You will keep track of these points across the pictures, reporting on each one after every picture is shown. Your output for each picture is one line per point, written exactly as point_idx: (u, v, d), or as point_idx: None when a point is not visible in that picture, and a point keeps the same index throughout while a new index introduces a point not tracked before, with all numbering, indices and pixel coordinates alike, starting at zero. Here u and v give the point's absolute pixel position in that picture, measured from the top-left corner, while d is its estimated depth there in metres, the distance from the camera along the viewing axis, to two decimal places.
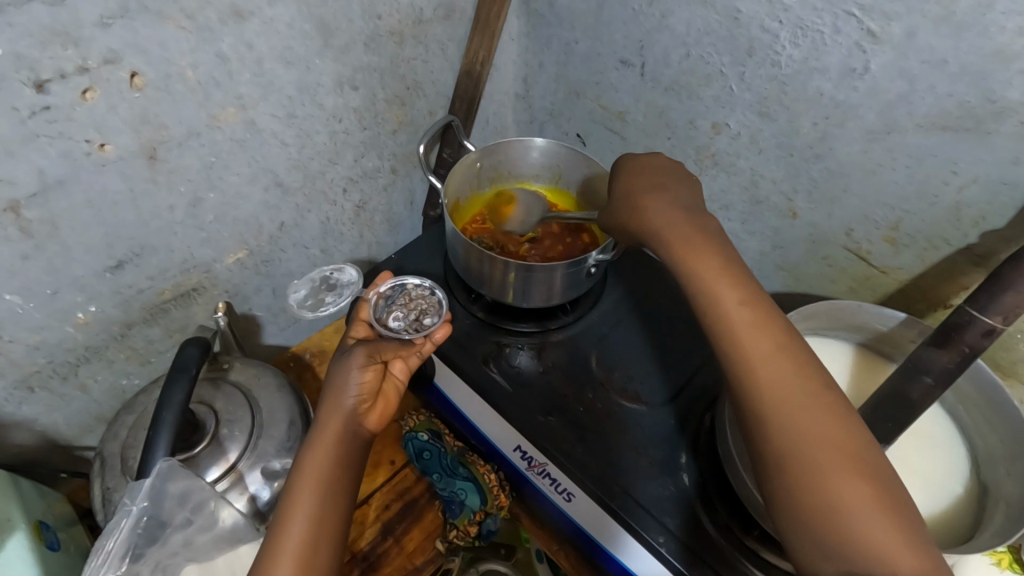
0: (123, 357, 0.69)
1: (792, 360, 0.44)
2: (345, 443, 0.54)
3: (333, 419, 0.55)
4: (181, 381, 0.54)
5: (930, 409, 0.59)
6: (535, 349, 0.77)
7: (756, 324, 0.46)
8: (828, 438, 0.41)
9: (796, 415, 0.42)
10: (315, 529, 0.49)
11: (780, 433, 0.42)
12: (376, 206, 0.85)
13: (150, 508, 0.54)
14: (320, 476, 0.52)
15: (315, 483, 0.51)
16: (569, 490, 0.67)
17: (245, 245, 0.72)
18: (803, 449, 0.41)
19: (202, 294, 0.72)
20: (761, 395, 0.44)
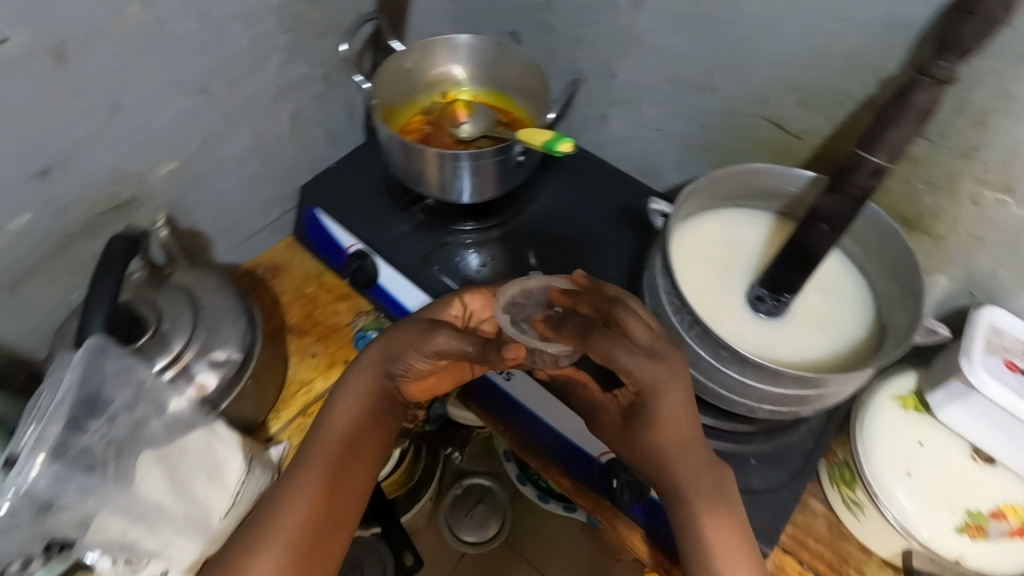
0: (71, 271, 0.71)
1: (712, 486, 0.55)
2: (356, 446, 0.60)
3: (360, 400, 0.62)
4: (113, 272, 0.57)
5: (829, 257, 0.63)
6: (477, 246, 0.80)
7: (701, 471, 0.54)
8: (734, 554, 0.53)
9: (722, 534, 0.53)
10: (305, 525, 0.56)
11: (702, 542, 0.53)
12: (313, 117, 0.85)
13: (88, 376, 0.54)
14: (306, 513, 0.56)
15: (318, 484, 0.57)
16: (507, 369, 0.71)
17: (176, 156, 0.73)
18: (714, 519, 0.54)
19: (139, 205, 0.73)
20: (703, 459, 0.54)
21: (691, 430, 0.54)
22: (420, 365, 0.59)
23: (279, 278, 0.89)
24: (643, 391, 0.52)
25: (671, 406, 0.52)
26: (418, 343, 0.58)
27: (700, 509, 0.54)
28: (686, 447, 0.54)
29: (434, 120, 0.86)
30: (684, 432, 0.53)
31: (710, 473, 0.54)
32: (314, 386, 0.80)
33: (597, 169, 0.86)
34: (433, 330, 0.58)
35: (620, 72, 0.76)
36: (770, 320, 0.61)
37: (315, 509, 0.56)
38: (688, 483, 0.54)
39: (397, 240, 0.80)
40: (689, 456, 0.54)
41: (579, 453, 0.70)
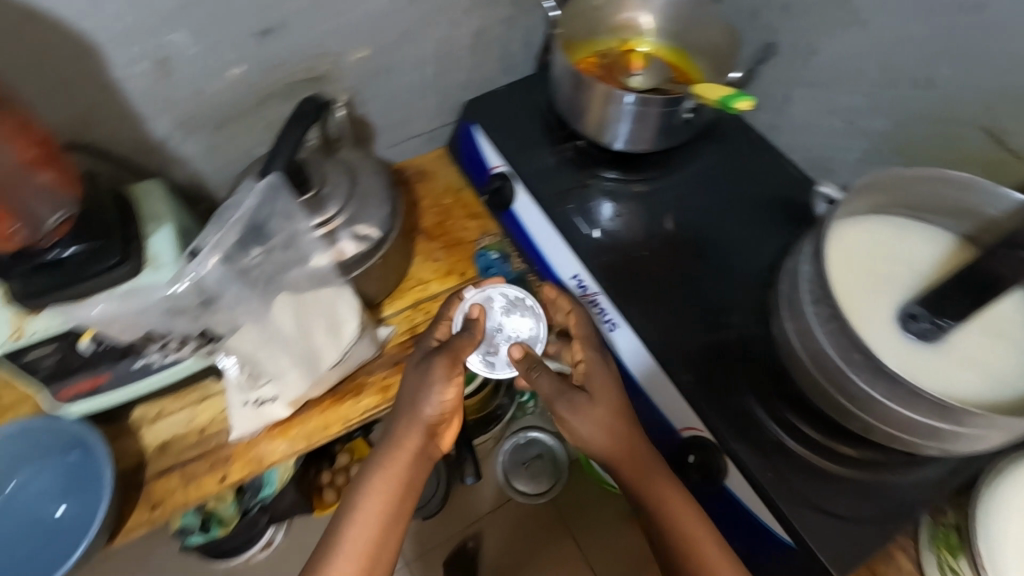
0: (261, 127, 0.81)
1: (676, 497, 0.58)
2: (398, 489, 0.61)
3: (407, 454, 0.62)
4: (301, 126, 0.63)
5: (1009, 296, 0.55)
6: (615, 196, 0.80)
7: (688, 520, 0.57)
8: None
9: None
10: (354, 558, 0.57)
11: None
12: (494, 38, 0.88)
13: (262, 207, 0.59)
14: (370, 538, 0.58)
15: (364, 552, 0.57)
16: (613, 320, 0.71)
17: (369, 45, 0.79)
18: (690, 531, 0.56)
19: (329, 82, 0.81)
20: (661, 492, 0.58)
21: (638, 444, 0.59)
22: (431, 406, 0.64)
23: (424, 183, 0.94)
24: (611, 459, 0.59)
25: (615, 421, 0.59)
26: (423, 388, 0.64)
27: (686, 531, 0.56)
28: (641, 461, 0.59)
29: (606, 62, 0.84)
30: (636, 446, 0.60)
31: (658, 468, 0.59)
32: (429, 286, 0.85)
33: (761, 151, 0.82)
34: (437, 367, 0.64)
35: (822, 49, 0.71)
36: (919, 344, 0.55)
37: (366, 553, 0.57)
38: (656, 501, 0.58)
39: (542, 171, 0.82)
40: (643, 452, 0.59)
41: (660, 422, 0.68)
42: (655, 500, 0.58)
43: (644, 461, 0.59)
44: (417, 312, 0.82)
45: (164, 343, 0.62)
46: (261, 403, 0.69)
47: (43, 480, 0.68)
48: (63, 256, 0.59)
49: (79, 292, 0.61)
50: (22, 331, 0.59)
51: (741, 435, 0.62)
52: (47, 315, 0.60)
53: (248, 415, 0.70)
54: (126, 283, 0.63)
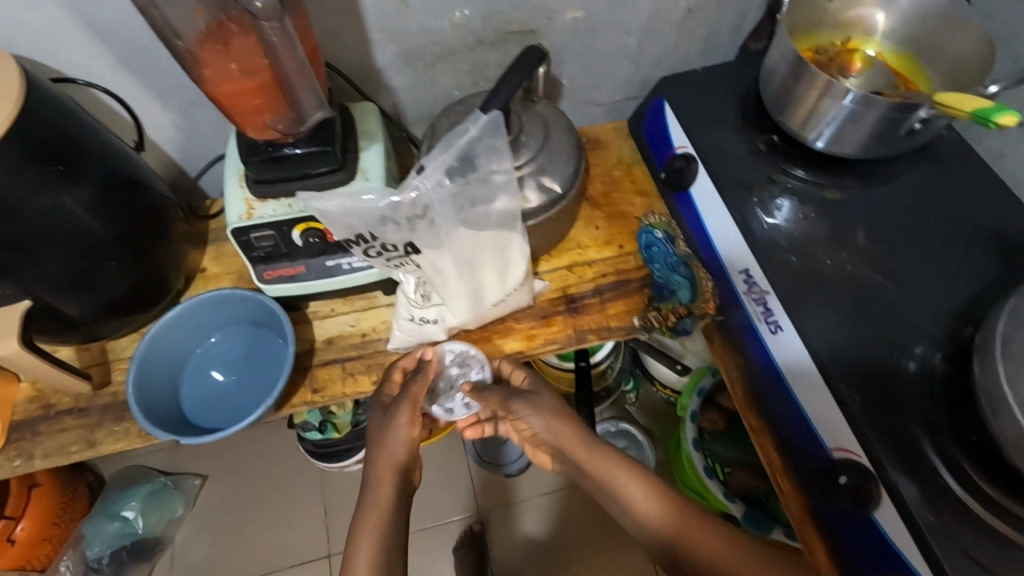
0: (465, 70, 0.85)
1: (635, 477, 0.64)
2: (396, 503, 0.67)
3: (390, 463, 0.69)
4: (521, 73, 0.66)
5: None
6: (802, 198, 0.76)
7: (688, 525, 0.59)
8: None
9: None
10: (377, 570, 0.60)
11: None
12: (705, 17, 0.87)
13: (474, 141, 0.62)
14: (376, 533, 0.63)
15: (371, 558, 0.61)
16: (778, 322, 0.69)
17: (584, 6, 0.80)
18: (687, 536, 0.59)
19: (537, 38, 0.83)
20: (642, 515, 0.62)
21: (608, 463, 0.67)
22: (399, 452, 0.69)
23: (596, 151, 0.96)
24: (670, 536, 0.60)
25: (576, 451, 0.69)
26: (388, 419, 0.70)
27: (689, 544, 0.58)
28: (606, 466, 0.66)
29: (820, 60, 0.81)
30: (607, 462, 0.67)
31: (624, 470, 0.65)
32: (586, 251, 0.86)
33: (981, 179, 0.75)
34: (399, 441, 0.69)
35: None
36: None
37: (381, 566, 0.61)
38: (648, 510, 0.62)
39: (730, 159, 0.79)
40: (559, 428, 0.71)
41: (808, 436, 0.66)
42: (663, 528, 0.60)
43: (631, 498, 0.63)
44: (570, 274, 0.84)
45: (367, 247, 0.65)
46: (424, 323, 0.74)
47: (234, 342, 0.79)
48: (298, 151, 0.67)
49: (302, 188, 0.69)
50: (253, 213, 0.68)
51: (903, 466, 0.59)
52: (276, 203, 0.69)
53: (410, 330, 0.75)
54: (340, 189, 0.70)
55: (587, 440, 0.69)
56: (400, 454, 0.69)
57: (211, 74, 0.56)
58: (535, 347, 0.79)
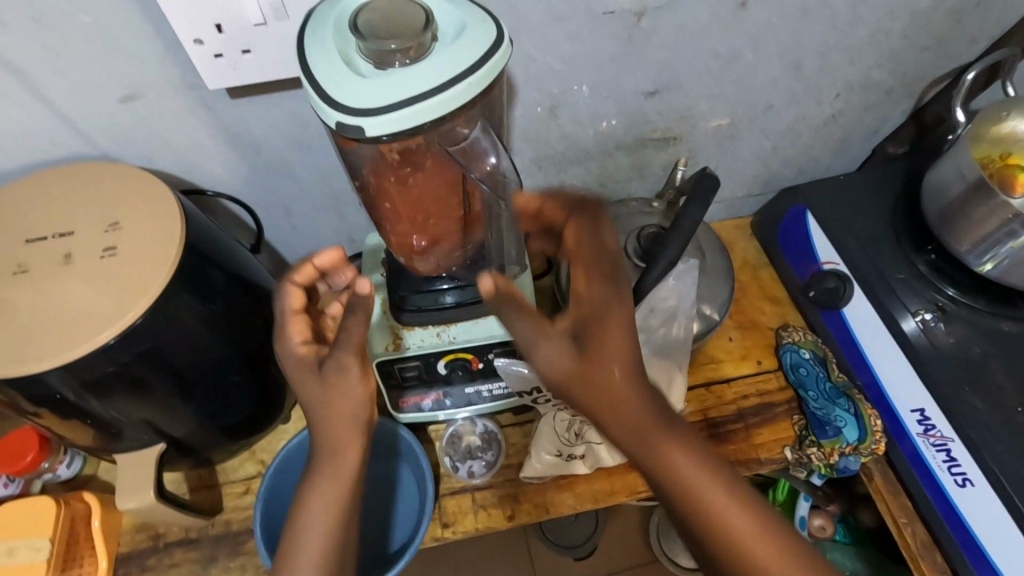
0: (596, 172, 0.81)
1: (601, 310, 0.45)
2: (349, 510, 0.52)
3: (353, 443, 0.52)
4: (700, 203, 0.60)
5: None
6: (974, 330, 0.70)
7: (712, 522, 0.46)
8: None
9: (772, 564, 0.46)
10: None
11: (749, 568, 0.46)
12: (848, 122, 0.82)
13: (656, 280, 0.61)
14: (334, 509, 0.51)
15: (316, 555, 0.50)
16: (967, 476, 0.64)
17: (732, 114, 0.76)
18: (695, 490, 0.46)
19: (675, 143, 0.79)
20: (666, 469, 0.46)
21: (541, 335, 0.44)
22: (357, 420, 0.52)
23: None
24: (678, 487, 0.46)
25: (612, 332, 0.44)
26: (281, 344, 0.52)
27: (691, 503, 0.46)
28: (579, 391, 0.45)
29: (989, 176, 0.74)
30: (606, 398, 0.44)
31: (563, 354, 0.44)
32: (721, 367, 0.81)
33: None
34: (292, 363, 0.51)
35: None
36: None
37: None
38: (670, 480, 0.46)
39: (888, 282, 0.74)
40: (564, 363, 0.44)
41: None
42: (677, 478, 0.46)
43: (671, 459, 0.46)
44: (709, 394, 0.79)
45: None
46: (571, 458, 0.68)
47: None
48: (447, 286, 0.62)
49: (453, 317, 0.63)
50: (400, 344, 0.63)
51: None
52: (423, 331, 0.63)
53: (550, 466, 0.68)
54: (491, 316, 0.64)
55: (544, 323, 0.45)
56: (350, 417, 0.51)
57: (398, 226, 0.52)
58: None
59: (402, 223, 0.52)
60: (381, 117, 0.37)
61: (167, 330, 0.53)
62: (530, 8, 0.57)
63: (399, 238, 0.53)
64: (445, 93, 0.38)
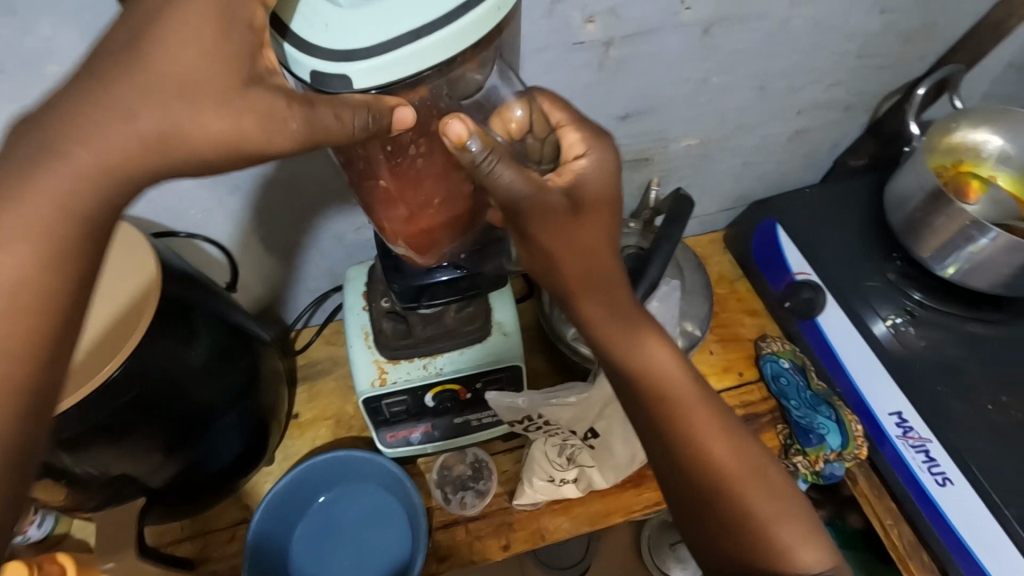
0: None
1: (601, 229, 0.46)
2: (108, 195, 0.30)
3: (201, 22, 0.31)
4: (679, 224, 0.62)
5: None
6: (944, 333, 0.73)
7: (699, 409, 0.48)
8: (726, 465, 0.47)
9: (722, 449, 0.47)
10: (107, 160, 0.29)
11: (707, 461, 0.47)
12: (811, 138, 0.85)
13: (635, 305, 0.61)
14: (126, 145, 0.29)
15: (112, 155, 0.29)
16: (947, 475, 0.66)
17: (703, 135, 0.78)
18: (692, 421, 0.47)
19: (648, 164, 0.81)
20: (670, 404, 0.47)
21: (554, 225, 0.44)
22: (212, 128, 0.31)
23: None
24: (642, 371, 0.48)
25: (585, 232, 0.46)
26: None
27: (682, 428, 0.47)
28: (602, 318, 0.48)
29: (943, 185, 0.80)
30: (578, 258, 0.46)
31: (579, 232, 0.45)
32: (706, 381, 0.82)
33: None
34: None
35: None
36: None
37: (62, 202, 0.28)
38: (665, 406, 0.47)
39: (859, 289, 0.77)
40: (573, 262, 0.46)
41: None
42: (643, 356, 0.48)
43: (658, 364, 0.48)
44: None
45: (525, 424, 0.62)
46: (563, 483, 0.68)
47: (349, 505, 0.71)
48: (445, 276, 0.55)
49: (439, 348, 0.63)
50: (386, 378, 0.63)
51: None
52: (409, 363, 0.63)
53: (545, 490, 0.68)
54: (477, 345, 0.64)
55: (569, 210, 0.44)
56: (184, 77, 0.30)
57: (390, 212, 0.46)
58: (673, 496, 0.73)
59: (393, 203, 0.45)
60: (367, 62, 0.33)
61: (158, 377, 0.53)
62: None
63: (392, 223, 0.46)
64: (447, 27, 0.33)
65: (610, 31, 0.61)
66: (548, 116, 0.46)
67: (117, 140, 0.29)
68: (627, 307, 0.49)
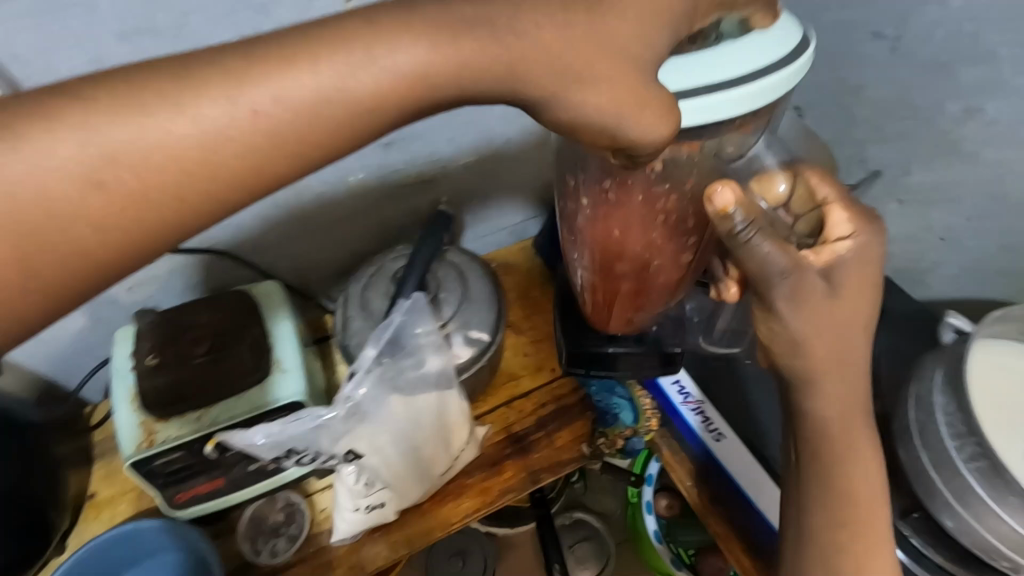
0: (370, 224, 0.84)
1: (852, 318, 0.49)
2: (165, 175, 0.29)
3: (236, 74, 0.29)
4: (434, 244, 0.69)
5: None
6: None
7: (839, 373, 0.50)
8: (847, 430, 0.51)
9: (853, 418, 0.52)
10: (114, 199, 0.28)
11: (839, 441, 0.51)
12: None
13: (400, 326, 0.65)
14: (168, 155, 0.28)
15: (169, 150, 0.28)
16: (720, 431, 0.72)
17: (476, 151, 0.84)
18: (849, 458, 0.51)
19: (435, 186, 0.84)
20: (838, 437, 0.51)
21: (813, 302, 0.48)
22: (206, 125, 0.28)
23: (509, 275, 0.96)
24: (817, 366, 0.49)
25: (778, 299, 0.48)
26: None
27: (830, 455, 0.51)
28: (841, 399, 0.51)
29: None
30: (827, 344, 0.48)
31: (844, 325, 0.49)
32: (521, 382, 0.85)
33: None
34: None
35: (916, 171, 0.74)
36: None
37: (68, 213, 0.28)
38: (829, 433, 0.51)
39: None
40: (821, 342, 0.48)
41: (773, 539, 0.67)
42: (835, 342, 0.49)
43: (809, 336, 0.48)
44: (511, 411, 0.82)
45: (298, 458, 0.61)
46: (370, 509, 0.67)
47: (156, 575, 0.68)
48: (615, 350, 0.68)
49: (213, 398, 0.62)
50: (154, 438, 0.61)
51: None
52: (181, 420, 0.62)
53: (355, 520, 0.67)
54: (255, 388, 0.64)
55: (824, 290, 0.48)
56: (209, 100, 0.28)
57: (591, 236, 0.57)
58: (490, 500, 0.75)
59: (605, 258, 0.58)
60: (696, 104, 0.44)
61: None
62: None
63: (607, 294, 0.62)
64: (762, 86, 0.44)
65: None
66: (815, 194, 0.54)
67: (152, 143, 0.28)
68: (840, 298, 0.49)
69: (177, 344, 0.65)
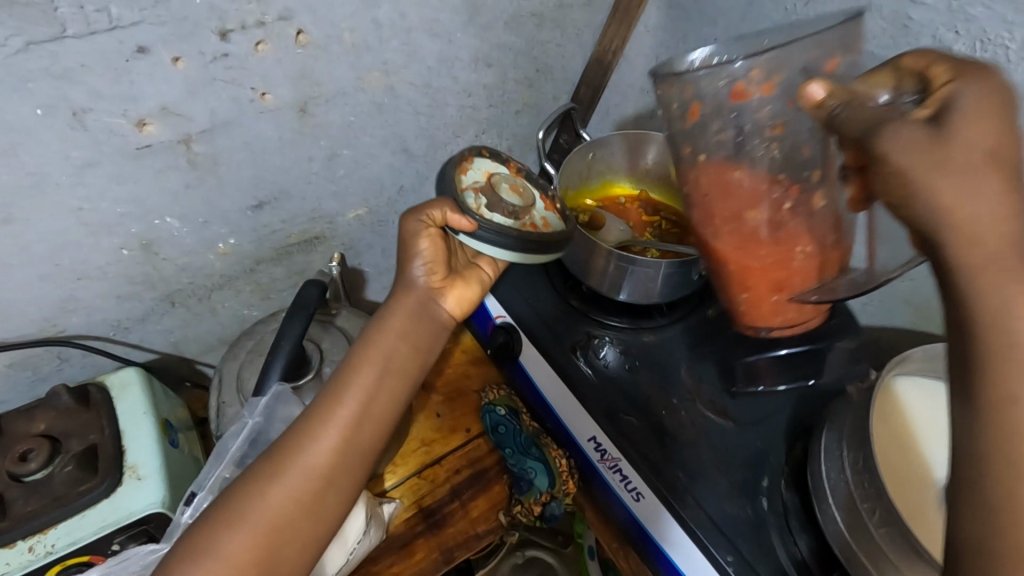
0: (249, 289, 0.76)
1: (981, 192, 0.29)
2: (288, 520, 0.45)
3: (340, 412, 0.48)
4: (300, 316, 0.58)
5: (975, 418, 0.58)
6: (622, 346, 0.76)
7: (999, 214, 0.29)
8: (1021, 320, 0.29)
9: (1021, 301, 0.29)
10: (264, 523, 0.44)
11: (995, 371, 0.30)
12: None
13: (263, 426, 0.55)
14: (301, 478, 0.46)
15: (264, 526, 0.44)
16: (638, 490, 0.66)
17: (367, 203, 0.77)
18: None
19: (322, 242, 0.77)
20: (1000, 392, 0.30)
21: (917, 152, 0.30)
22: (321, 455, 0.47)
23: None
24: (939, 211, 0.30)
25: (917, 151, 0.30)
26: (405, 270, 0.56)
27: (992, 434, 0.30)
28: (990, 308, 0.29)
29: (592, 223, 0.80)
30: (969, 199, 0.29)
31: (975, 173, 0.29)
32: (433, 448, 0.79)
33: None
34: None
35: None
36: None
37: (244, 553, 0.43)
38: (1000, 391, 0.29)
39: (546, 322, 0.78)
40: (949, 195, 0.29)
41: None
42: (969, 200, 0.29)
43: (911, 167, 0.30)
44: (423, 481, 0.76)
45: None
46: None
47: None
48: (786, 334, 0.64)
49: (46, 522, 0.53)
50: None
51: None
52: (8, 551, 0.53)
53: None
54: (102, 501, 0.55)
55: (929, 136, 0.30)
56: (295, 495, 0.45)
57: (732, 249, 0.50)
58: None
59: (733, 250, 0.50)
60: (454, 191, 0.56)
61: None
62: (39, 163, 0.52)
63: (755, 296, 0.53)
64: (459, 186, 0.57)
65: (176, 130, 0.56)
66: (915, 63, 0.37)
67: (246, 544, 0.43)
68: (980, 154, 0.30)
69: (5, 460, 0.56)
